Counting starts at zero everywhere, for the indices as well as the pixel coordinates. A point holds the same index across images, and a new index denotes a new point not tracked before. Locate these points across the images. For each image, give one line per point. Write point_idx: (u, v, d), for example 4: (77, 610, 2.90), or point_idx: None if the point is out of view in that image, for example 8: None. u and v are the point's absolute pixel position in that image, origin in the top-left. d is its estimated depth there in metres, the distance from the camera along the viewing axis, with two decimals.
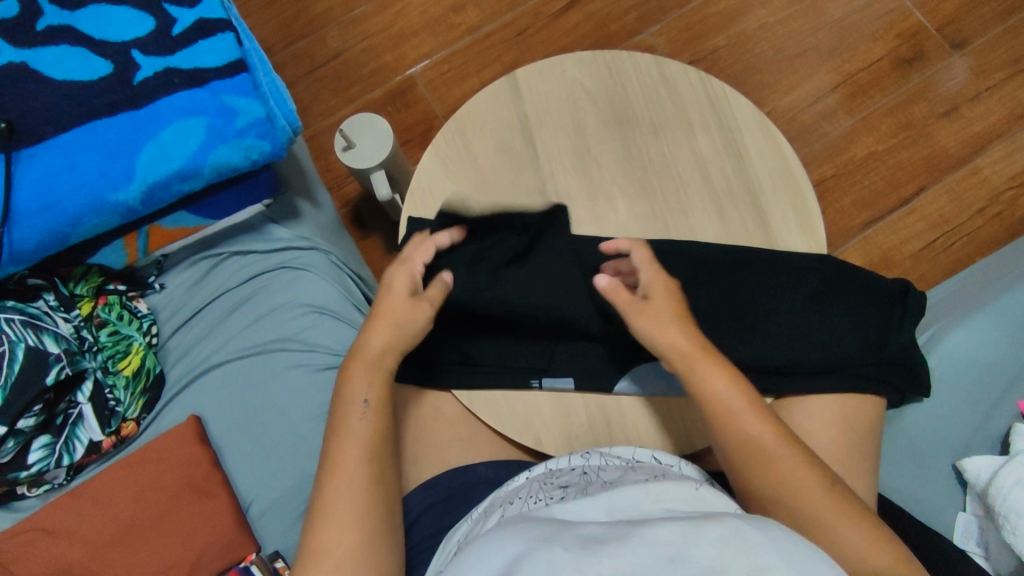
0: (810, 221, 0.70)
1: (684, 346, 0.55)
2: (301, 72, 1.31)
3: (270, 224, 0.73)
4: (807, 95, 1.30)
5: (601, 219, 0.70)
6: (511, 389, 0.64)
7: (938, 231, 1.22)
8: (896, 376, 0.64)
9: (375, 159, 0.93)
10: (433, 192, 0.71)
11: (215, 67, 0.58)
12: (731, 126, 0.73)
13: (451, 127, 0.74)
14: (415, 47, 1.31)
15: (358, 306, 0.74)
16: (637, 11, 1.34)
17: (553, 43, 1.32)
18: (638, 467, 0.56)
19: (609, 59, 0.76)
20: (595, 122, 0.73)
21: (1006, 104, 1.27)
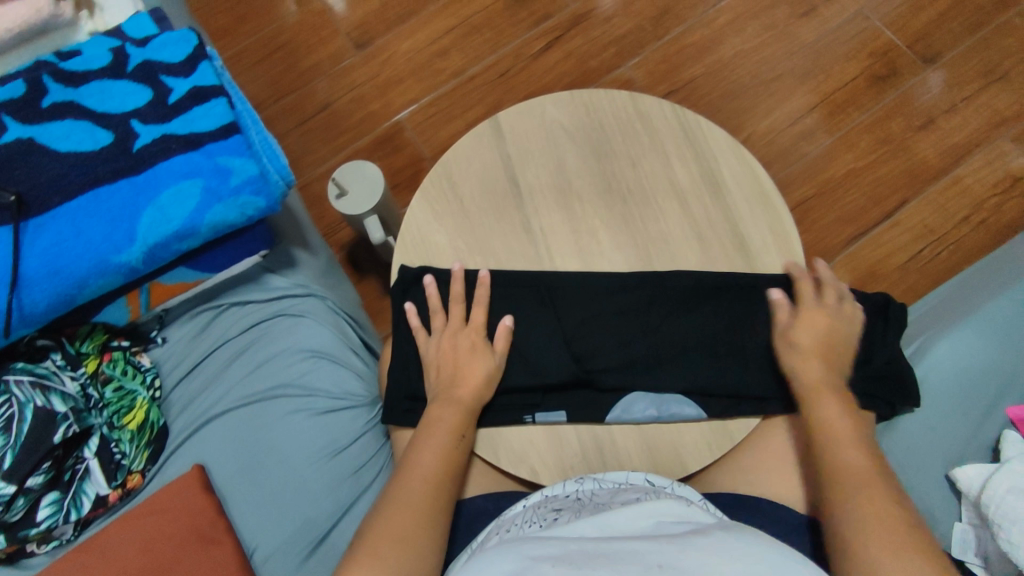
0: (788, 243, 0.72)
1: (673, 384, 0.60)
2: (295, 124, 1.36)
3: (266, 273, 0.76)
4: (785, 117, 1.34)
5: (585, 251, 0.72)
6: (505, 424, 0.66)
7: (924, 241, 1.24)
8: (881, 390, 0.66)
9: (367, 204, 0.96)
10: (423, 235, 0.74)
11: (209, 130, 0.61)
12: (707, 155, 0.76)
13: (438, 172, 0.77)
14: (403, 94, 1.36)
15: (354, 349, 0.77)
16: (614, 47, 1.39)
17: (536, 82, 1.37)
18: (629, 489, 0.58)
19: (587, 97, 0.79)
20: (575, 159, 0.76)
21: (982, 114, 1.30)
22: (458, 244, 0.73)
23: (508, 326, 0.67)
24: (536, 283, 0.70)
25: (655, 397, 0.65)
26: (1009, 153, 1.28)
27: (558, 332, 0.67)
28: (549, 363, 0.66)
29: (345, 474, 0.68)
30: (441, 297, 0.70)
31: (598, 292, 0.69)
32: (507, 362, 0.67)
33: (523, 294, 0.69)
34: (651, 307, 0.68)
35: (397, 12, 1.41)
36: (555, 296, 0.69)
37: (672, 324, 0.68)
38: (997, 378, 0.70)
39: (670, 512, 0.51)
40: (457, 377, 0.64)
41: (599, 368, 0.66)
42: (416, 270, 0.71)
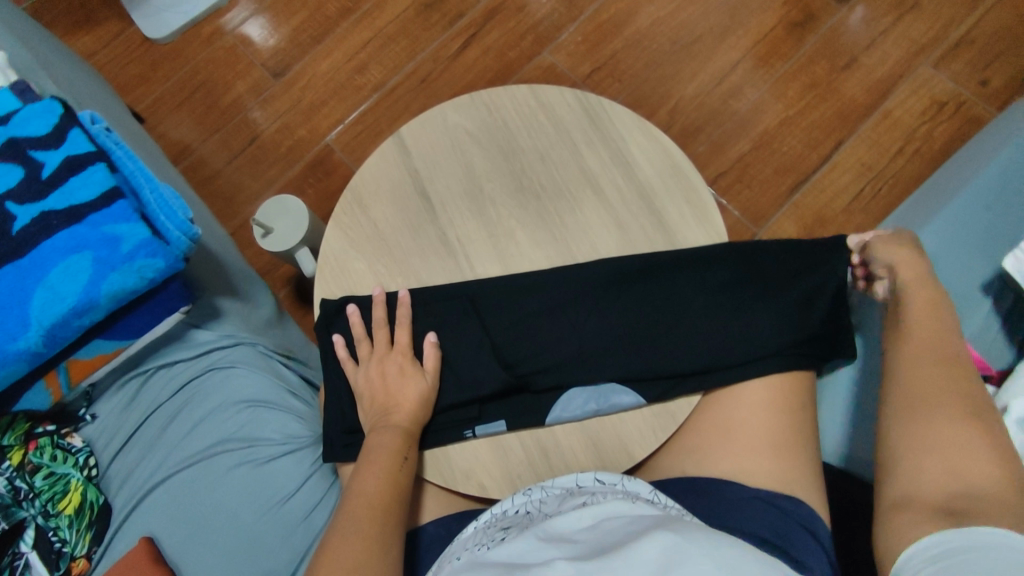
0: (706, 212, 0.71)
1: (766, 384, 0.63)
2: (220, 164, 1.33)
3: (192, 329, 0.73)
4: (712, 77, 1.32)
5: (505, 255, 0.71)
6: (448, 444, 0.65)
7: (864, 179, 1.24)
8: (820, 345, 0.65)
9: (294, 238, 0.94)
10: (341, 265, 0.72)
11: (90, 200, 0.60)
12: (614, 137, 0.75)
13: (347, 197, 0.75)
14: (326, 116, 1.33)
15: (294, 391, 0.76)
16: (531, 35, 1.36)
17: (458, 81, 1.34)
18: (577, 492, 0.57)
19: (487, 97, 0.78)
20: (482, 162, 0.75)
21: (902, 44, 1.31)
22: (378, 269, 0.72)
23: (434, 342, 0.66)
24: (459, 294, 0.69)
25: (594, 391, 0.64)
26: (933, 79, 1.28)
27: (486, 342, 0.66)
28: (482, 375, 0.65)
29: (297, 520, 0.67)
30: (366, 324, 0.69)
31: (523, 293, 0.68)
32: (441, 381, 0.66)
33: (444, 307, 0.68)
34: (577, 299, 0.67)
35: (307, 35, 1.38)
36: (479, 304, 0.68)
37: (599, 314, 0.67)
38: None
39: (619, 518, 0.50)
40: (390, 404, 0.63)
41: (530, 372, 0.65)
42: (338, 302, 0.70)
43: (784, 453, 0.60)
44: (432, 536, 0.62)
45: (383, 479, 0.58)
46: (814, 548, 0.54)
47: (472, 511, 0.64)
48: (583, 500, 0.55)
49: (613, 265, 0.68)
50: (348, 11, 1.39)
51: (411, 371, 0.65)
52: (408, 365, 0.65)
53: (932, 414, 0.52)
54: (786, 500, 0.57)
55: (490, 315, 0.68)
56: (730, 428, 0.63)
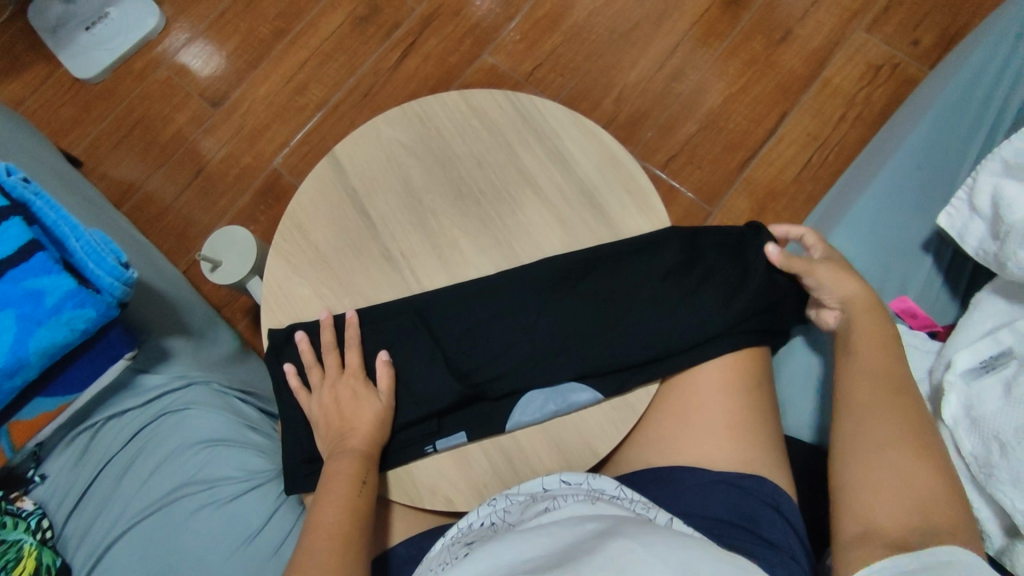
0: (646, 200, 0.71)
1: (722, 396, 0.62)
2: (166, 201, 1.29)
3: (139, 375, 0.71)
4: (652, 63, 1.32)
5: (450, 264, 0.70)
6: (411, 462, 0.64)
7: (810, 149, 1.25)
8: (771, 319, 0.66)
9: (243, 269, 0.92)
10: (285, 293, 0.71)
11: (7, 255, 0.57)
12: (549, 134, 0.74)
13: (286, 223, 0.74)
14: (270, 140, 1.31)
15: (253, 425, 0.74)
16: (470, 38, 1.35)
17: (401, 92, 1.33)
18: (539, 497, 0.57)
19: (418, 107, 0.77)
20: (419, 173, 0.74)
21: (834, 12, 1.32)
22: (324, 292, 0.71)
23: (386, 360, 0.65)
24: (407, 309, 0.68)
25: (552, 391, 0.64)
26: (868, 44, 1.30)
27: (438, 355, 0.65)
28: (437, 388, 0.64)
29: (266, 556, 0.65)
30: (315, 350, 0.67)
31: (471, 301, 0.67)
32: (397, 399, 0.65)
33: (393, 324, 0.67)
34: (526, 301, 0.67)
35: (243, 60, 1.36)
36: (428, 317, 0.67)
37: (549, 315, 0.66)
38: (878, 275, 0.71)
39: (579, 517, 0.50)
40: (346, 428, 0.62)
41: (486, 380, 0.65)
42: (285, 330, 0.68)
43: (744, 432, 0.60)
44: (402, 557, 0.61)
45: (343, 507, 0.57)
46: (775, 519, 0.54)
47: (440, 528, 0.63)
48: (544, 505, 0.54)
49: (559, 263, 0.68)
50: (282, 32, 1.37)
51: (364, 393, 0.64)
52: (361, 386, 0.64)
53: (882, 438, 0.53)
54: (749, 480, 0.56)
55: (440, 327, 0.67)
56: (689, 414, 0.63)
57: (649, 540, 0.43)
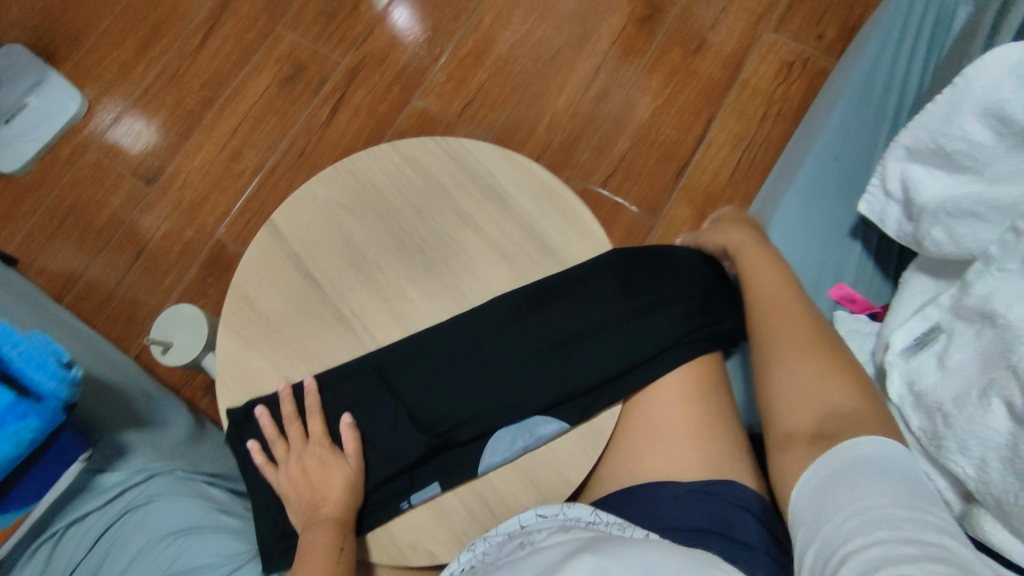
0: (584, 226, 0.73)
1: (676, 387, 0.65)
2: (110, 285, 1.26)
3: (97, 475, 0.70)
4: (579, 85, 1.36)
5: (401, 316, 0.70)
6: (388, 521, 0.63)
7: (739, 149, 1.30)
8: (719, 324, 0.67)
9: (196, 347, 0.91)
10: (240, 368, 0.70)
11: None
12: (483, 175, 0.76)
13: (232, 297, 0.73)
14: (211, 210, 1.30)
15: (224, 508, 0.72)
16: (399, 83, 1.37)
17: (337, 146, 1.33)
18: (516, 535, 0.56)
19: (350, 165, 0.78)
20: (360, 229, 0.75)
21: (742, 18, 1.39)
22: (279, 362, 0.70)
23: (350, 422, 0.64)
24: (364, 367, 0.67)
25: (518, 428, 0.64)
26: (778, 43, 1.37)
27: (402, 409, 0.65)
28: (405, 443, 0.64)
29: None
30: (277, 422, 0.66)
31: (427, 350, 0.67)
32: (365, 460, 0.64)
33: (352, 384, 0.67)
34: (481, 342, 0.67)
35: (173, 134, 1.35)
36: (387, 372, 0.67)
37: (507, 351, 0.67)
38: (814, 266, 0.74)
39: (561, 545, 0.50)
40: (317, 498, 0.61)
41: (452, 427, 0.65)
42: (244, 406, 0.67)
43: (708, 438, 0.61)
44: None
45: None
46: (749, 520, 0.55)
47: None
48: (521, 541, 0.54)
49: (509, 299, 0.69)
50: (210, 101, 1.36)
51: (331, 459, 0.63)
52: (328, 452, 0.63)
53: (790, 364, 0.56)
54: (719, 486, 0.58)
55: (400, 381, 0.66)
56: (654, 430, 0.64)
57: (627, 558, 0.45)
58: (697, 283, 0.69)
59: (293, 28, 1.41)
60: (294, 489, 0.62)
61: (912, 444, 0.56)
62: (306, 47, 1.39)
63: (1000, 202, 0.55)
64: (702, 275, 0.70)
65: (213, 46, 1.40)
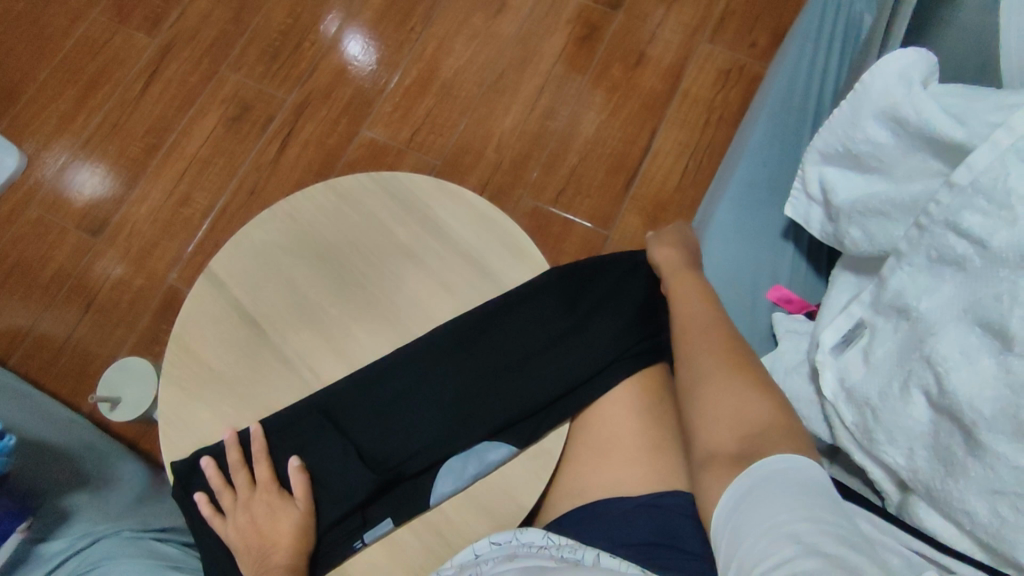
0: (523, 249, 0.74)
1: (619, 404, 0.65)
2: (60, 340, 1.24)
3: (39, 543, 0.67)
4: (524, 106, 1.39)
5: (346, 353, 0.70)
6: (343, 562, 0.62)
7: (684, 157, 1.33)
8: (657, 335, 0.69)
9: (146, 399, 0.89)
10: (185, 419, 0.69)
11: None
12: (419, 205, 0.77)
13: (173, 348, 0.72)
14: (162, 256, 1.28)
15: (176, 565, 0.70)
16: (346, 116, 1.38)
17: (287, 182, 1.33)
18: (466, 565, 0.57)
19: (287, 206, 0.78)
20: (299, 268, 0.75)
21: (677, 31, 1.43)
22: (225, 410, 0.69)
23: (298, 466, 0.63)
24: (308, 407, 0.66)
25: (468, 455, 0.64)
26: (713, 53, 1.41)
27: (350, 447, 0.65)
28: (355, 482, 0.63)
29: None
30: (224, 471, 0.65)
31: (371, 386, 0.67)
32: (315, 502, 0.63)
33: (299, 427, 0.66)
34: (425, 375, 0.67)
35: (119, 182, 1.33)
36: (333, 412, 0.66)
37: (452, 382, 0.67)
38: (750, 270, 0.75)
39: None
40: (266, 546, 0.60)
41: (401, 463, 0.64)
42: (190, 458, 0.66)
43: (654, 452, 0.62)
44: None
45: None
46: (688, 525, 0.56)
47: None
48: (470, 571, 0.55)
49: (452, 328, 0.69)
50: (155, 146, 1.35)
51: (281, 504, 0.62)
52: (277, 498, 0.63)
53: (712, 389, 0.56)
54: (664, 497, 0.58)
55: (347, 421, 0.66)
56: (604, 447, 0.64)
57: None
58: (634, 294, 0.70)
59: (236, 68, 1.41)
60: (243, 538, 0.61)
61: (848, 441, 0.57)
62: (251, 86, 1.40)
63: (903, 200, 0.57)
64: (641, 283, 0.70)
65: (156, 92, 1.39)
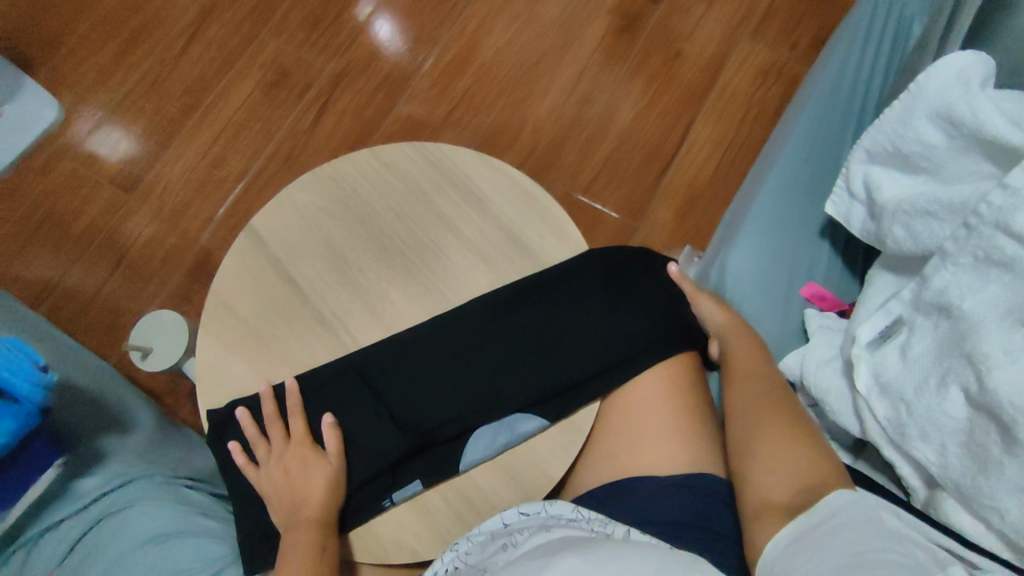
0: (562, 229, 0.75)
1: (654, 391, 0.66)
2: (90, 291, 1.26)
3: (74, 481, 0.69)
4: (561, 92, 1.39)
5: (382, 317, 0.71)
6: (373, 519, 0.64)
7: (717, 153, 1.34)
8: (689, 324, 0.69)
9: (178, 352, 0.90)
10: (221, 370, 0.70)
11: None
12: (461, 179, 0.78)
13: (212, 301, 0.73)
14: (194, 216, 1.30)
15: (205, 513, 0.73)
16: (383, 90, 1.39)
17: (322, 151, 1.34)
18: (497, 535, 0.58)
19: (331, 170, 0.79)
20: (340, 231, 0.75)
21: (718, 27, 1.43)
22: (260, 365, 0.70)
23: (332, 423, 0.65)
24: (346, 367, 0.68)
25: (500, 425, 0.65)
26: (753, 51, 1.41)
27: (384, 409, 0.66)
28: (387, 443, 0.65)
29: None
30: (258, 423, 0.67)
31: (407, 352, 0.68)
32: (347, 459, 0.65)
33: (333, 385, 0.67)
34: (460, 346, 0.68)
35: (155, 140, 1.35)
36: (367, 374, 0.67)
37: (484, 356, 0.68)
38: (786, 263, 0.75)
39: (540, 550, 0.52)
40: (298, 498, 0.61)
41: (432, 429, 0.65)
42: (225, 408, 0.67)
43: (682, 435, 0.63)
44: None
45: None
46: (723, 511, 0.58)
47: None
48: (504, 543, 0.56)
49: (490, 301, 0.70)
50: (192, 107, 1.37)
51: (314, 459, 0.63)
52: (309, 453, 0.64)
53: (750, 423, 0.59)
54: (694, 478, 0.60)
55: (379, 384, 0.67)
56: (632, 427, 0.65)
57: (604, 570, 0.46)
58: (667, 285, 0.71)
59: (277, 35, 1.42)
60: (276, 490, 0.63)
61: (879, 435, 0.58)
62: (290, 53, 1.40)
63: (952, 201, 0.58)
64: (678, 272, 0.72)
65: (196, 53, 1.40)
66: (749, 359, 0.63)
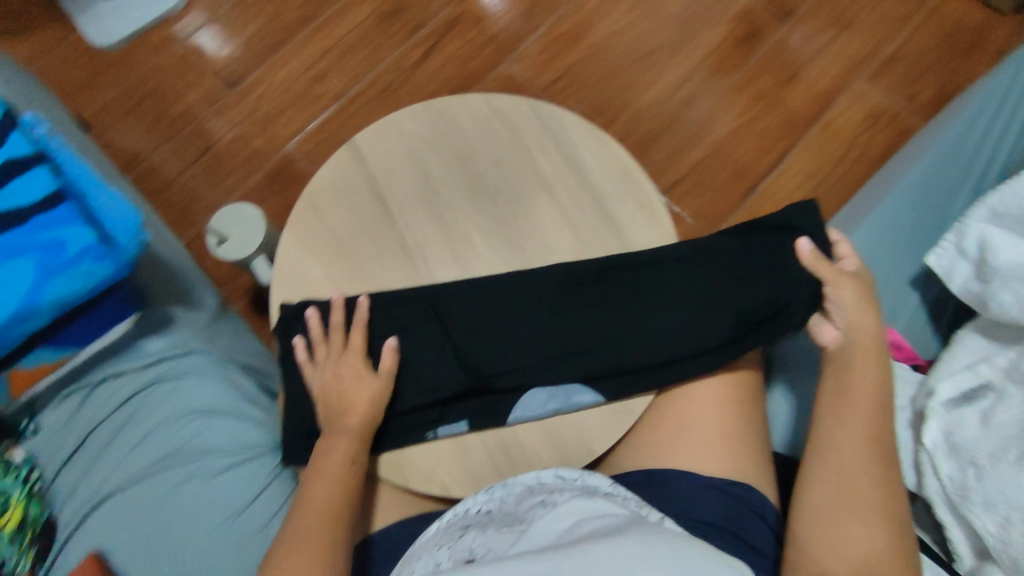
0: (656, 215, 0.74)
1: (713, 397, 0.66)
2: (174, 172, 1.30)
3: (140, 339, 0.70)
4: (667, 87, 1.37)
5: (462, 257, 0.72)
6: (411, 446, 0.65)
7: (807, 186, 1.30)
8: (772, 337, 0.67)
9: (252, 245, 0.93)
10: (299, 270, 0.72)
11: (32, 203, 0.59)
12: (567, 143, 0.77)
13: (303, 203, 0.74)
14: (284, 125, 1.32)
15: (251, 399, 0.73)
16: (493, 45, 1.39)
17: (419, 92, 1.35)
18: (537, 489, 0.59)
19: (443, 105, 0.79)
20: (439, 166, 0.76)
21: (839, 62, 1.38)
22: (337, 274, 0.72)
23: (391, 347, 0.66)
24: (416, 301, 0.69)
25: (554, 390, 0.66)
26: (869, 92, 1.36)
27: (446, 346, 0.67)
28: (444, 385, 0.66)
29: (254, 530, 0.65)
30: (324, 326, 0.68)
31: (480, 300, 0.68)
32: (401, 384, 0.66)
33: (404, 310, 0.69)
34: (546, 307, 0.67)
35: (264, 44, 1.37)
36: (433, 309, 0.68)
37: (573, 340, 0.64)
38: None
39: (579, 514, 0.52)
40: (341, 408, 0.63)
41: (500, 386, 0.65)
42: (296, 305, 0.69)
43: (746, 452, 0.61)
44: (384, 546, 0.62)
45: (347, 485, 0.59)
46: (759, 529, 0.59)
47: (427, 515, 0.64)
48: (542, 498, 0.57)
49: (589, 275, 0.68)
50: (306, 20, 1.39)
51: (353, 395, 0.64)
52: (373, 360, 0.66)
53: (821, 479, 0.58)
54: (739, 488, 0.60)
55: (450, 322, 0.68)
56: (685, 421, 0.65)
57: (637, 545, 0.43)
58: (767, 289, 0.67)
59: None
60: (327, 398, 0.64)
61: (936, 494, 0.59)
62: None
63: None
64: (782, 279, 0.67)
65: None
66: (829, 395, 0.62)
